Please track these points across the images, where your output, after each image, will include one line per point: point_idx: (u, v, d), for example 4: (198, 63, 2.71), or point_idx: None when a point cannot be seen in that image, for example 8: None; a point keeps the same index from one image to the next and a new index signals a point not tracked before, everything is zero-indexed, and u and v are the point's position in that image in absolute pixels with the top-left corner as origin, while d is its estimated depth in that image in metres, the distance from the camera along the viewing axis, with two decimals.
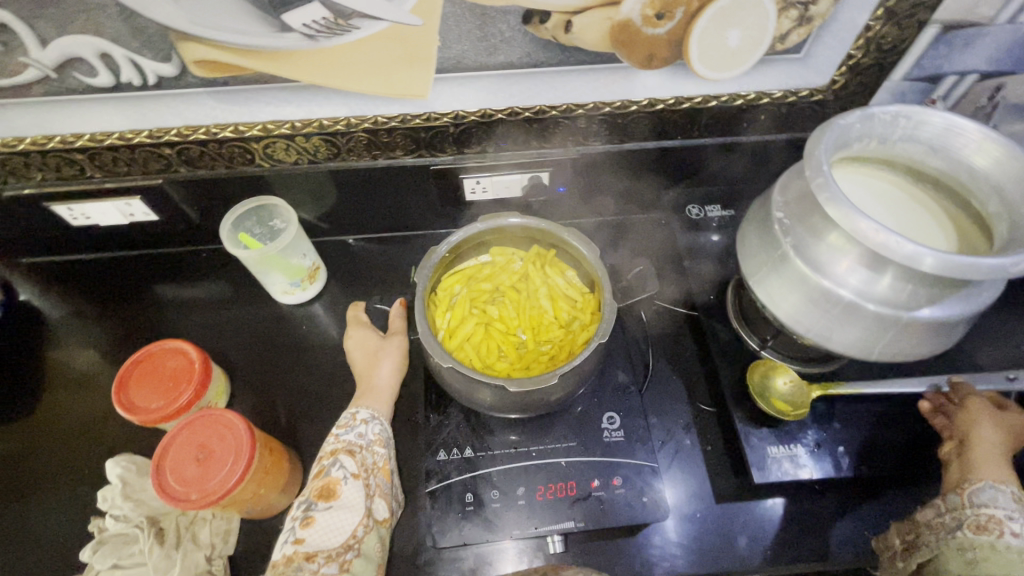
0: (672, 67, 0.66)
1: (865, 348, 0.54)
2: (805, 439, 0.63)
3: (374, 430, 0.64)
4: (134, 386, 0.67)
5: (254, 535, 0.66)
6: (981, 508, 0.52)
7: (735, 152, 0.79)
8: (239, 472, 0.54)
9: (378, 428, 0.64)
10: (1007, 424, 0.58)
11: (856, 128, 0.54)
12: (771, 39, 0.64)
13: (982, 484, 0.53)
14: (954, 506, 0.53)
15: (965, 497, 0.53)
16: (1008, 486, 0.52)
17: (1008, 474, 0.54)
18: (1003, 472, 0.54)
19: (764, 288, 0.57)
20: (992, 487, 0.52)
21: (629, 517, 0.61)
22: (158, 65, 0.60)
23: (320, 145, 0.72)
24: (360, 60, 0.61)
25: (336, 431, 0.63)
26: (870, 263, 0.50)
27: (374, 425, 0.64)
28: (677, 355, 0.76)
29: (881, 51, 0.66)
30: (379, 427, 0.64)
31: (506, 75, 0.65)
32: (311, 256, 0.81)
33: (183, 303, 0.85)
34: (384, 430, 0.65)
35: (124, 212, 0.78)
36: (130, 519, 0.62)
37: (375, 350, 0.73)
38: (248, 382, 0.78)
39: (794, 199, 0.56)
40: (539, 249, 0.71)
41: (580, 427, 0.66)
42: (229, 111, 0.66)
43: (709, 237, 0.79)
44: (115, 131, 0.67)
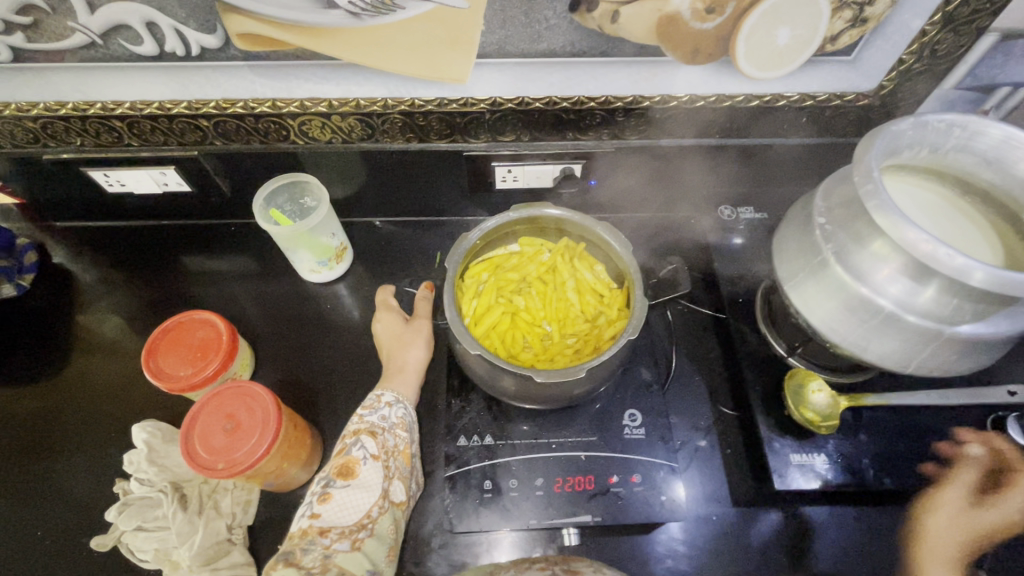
0: (717, 63, 0.65)
1: (902, 361, 0.53)
2: (829, 449, 0.62)
3: (397, 414, 0.64)
4: (163, 353, 0.68)
5: (272, 507, 0.67)
6: None
7: (772, 154, 0.78)
8: (266, 446, 0.55)
9: (401, 411, 0.65)
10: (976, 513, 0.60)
11: (907, 135, 0.53)
12: (821, 39, 0.62)
13: None
14: None
15: None
16: None
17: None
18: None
19: (799, 293, 0.57)
20: None
21: (646, 514, 0.61)
22: (201, 36, 0.60)
23: (356, 125, 0.72)
24: (402, 40, 0.61)
25: (360, 412, 0.63)
26: (914, 275, 0.49)
27: (397, 409, 0.65)
28: (700, 356, 0.75)
29: (934, 57, 0.65)
30: (403, 410, 0.65)
31: (547, 63, 0.64)
32: (339, 237, 0.81)
33: (210, 275, 0.86)
34: (407, 414, 0.65)
35: (158, 181, 0.79)
36: (154, 483, 0.64)
37: (400, 334, 0.73)
38: (271, 357, 0.79)
39: (838, 205, 0.55)
40: (568, 241, 0.70)
41: (601, 422, 0.66)
42: (268, 85, 0.66)
43: (740, 239, 0.77)
44: (155, 100, 0.68)
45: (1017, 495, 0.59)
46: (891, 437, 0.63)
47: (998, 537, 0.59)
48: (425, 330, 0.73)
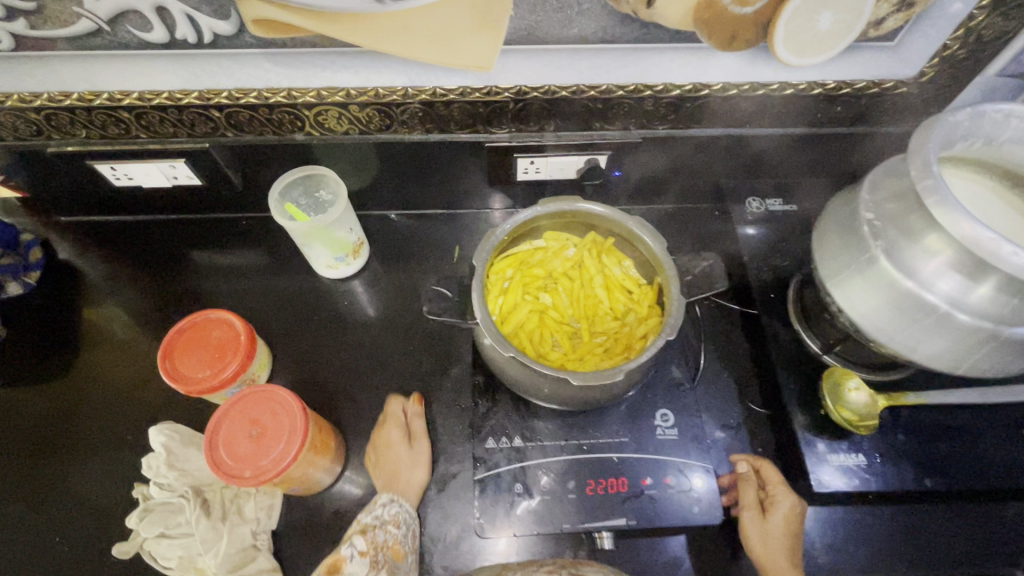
0: (753, 50, 0.62)
1: (953, 361, 0.51)
2: (865, 450, 0.61)
3: (390, 511, 0.59)
4: (179, 354, 0.66)
5: (297, 511, 0.65)
6: None
7: (803, 144, 0.75)
8: (293, 452, 0.54)
9: (396, 509, 0.60)
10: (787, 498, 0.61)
11: (963, 126, 0.51)
12: (865, 24, 0.59)
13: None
14: None
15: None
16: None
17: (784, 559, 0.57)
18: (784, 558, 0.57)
19: (844, 292, 0.55)
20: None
21: (682, 516, 0.60)
22: (214, 22, 0.57)
23: (374, 115, 0.69)
24: (426, 26, 0.58)
25: (360, 514, 0.60)
26: (974, 273, 0.47)
27: (392, 507, 0.60)
28: (728, 353, 0.74)
29: (980, 43, 0.62)
30: (397, 508, 0.60)
31: (577, 50, 0.61)
32: (356, 232, 0.78)
33: (222, 270, 0.84)
34: (403, 513, 0.60)
35: (167, 175, 0.76)
36: (174, 489, 0.62)
37: (395, 455, 0.65)
38: (288, 356, 0.76)
39: (887, 199, 0.53)
40: (596, 236, 0.68)
41: (632, 422, 0.65)
42: (282, 74, 0.63)
43: (769, 231, 0.75)
44: (164, 90, 0.64)
45: (784, 491, 0.61)
46: (928, 436, 0.62)
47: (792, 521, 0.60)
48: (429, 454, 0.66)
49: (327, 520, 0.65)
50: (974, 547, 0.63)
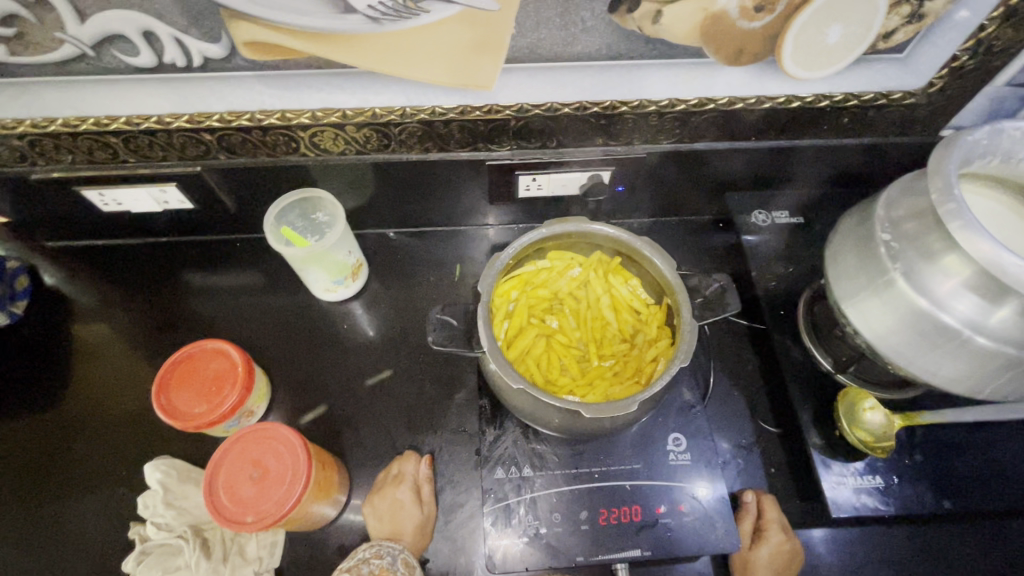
0: (761, 64, 0.60)
1: (975, 386, 0.50)
2: (883, 471, 0.60)
3: (369, 550, 0.58)
4: (175, 388, 0.64)
5: (300, 547, 0.63)
6: None
7: (810, 156, 0.74)
8: (296, 493, 0.54)
9: (373, 546, 0.59)
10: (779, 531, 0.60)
11: (982, 144, 0.50)
12: (875, 37, 0.58)
13: None
14: None
15: None
16: None
17: None
18: None
19: (860, 315, 0.53)
20: None
21: (698, 545, 0.59)
22: (204, 45, 0.55)
23: (371, 135, 0.67)
24: (424, 47, 0.56)
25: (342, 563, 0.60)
26: (997, 299, 0.46)
27: (371, 547, 0.59)
28: (737, 370, 0.73)
29: (990, 53, 0.60)
30: (374, 545, 0.59)
31: (579, 67, 0.60)
32: (355, 253, 0.76)
33: (216, 294, 0.81)
34: (384, 545, 0.58)
35: (158, 199, 0.74)
36: (172, 528, 0.61)
37: (401, 515, 0.61)
38: (286, 382, 0.74)
39: (905, 219, 0.51)
40: (602, 255, 0.66)
41: (644, 448, 0.63)
42: (276, 96, 0.61)
43: (776, 245, 0.74)
44: (153, 114, 0.62)
45: (777, 527, 0.60)
46: (944, 455, 0.61)
47: (782, 554, 0.59)
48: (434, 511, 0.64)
49: (332, 555, 0.63)
50: (995, 567, 0.61)
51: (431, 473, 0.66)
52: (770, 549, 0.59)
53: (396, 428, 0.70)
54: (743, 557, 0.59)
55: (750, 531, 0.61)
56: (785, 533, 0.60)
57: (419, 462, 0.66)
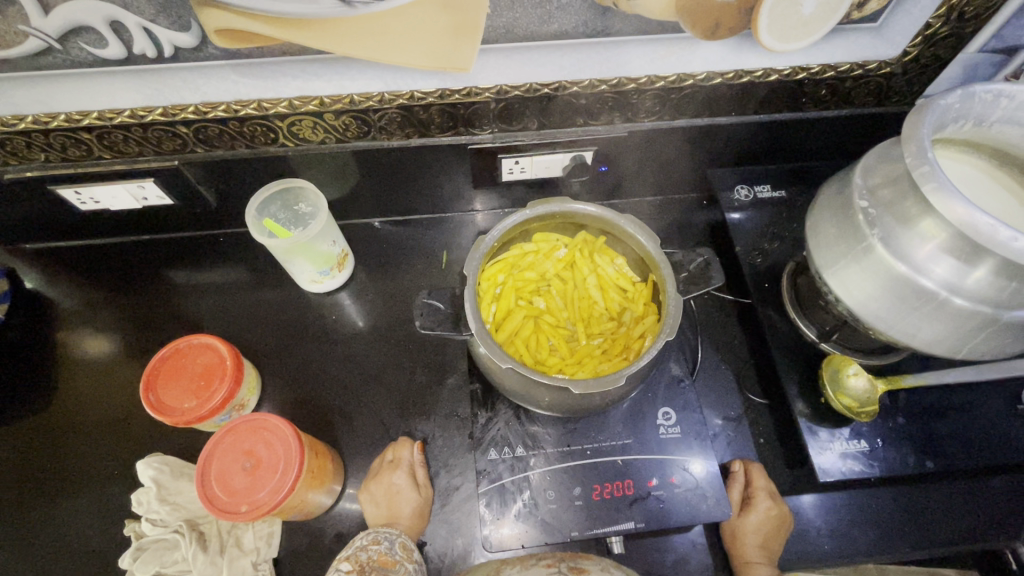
0: (737, 37, 0.60)
1: (952, 346, 0.51)
2: (868, 435, 0.61)
3: (367, 537, 0.59)
4: (163, 385, 0.63)
5: (298, 537, 0.64)
6: None
7: (789, 129, 0.74)
8: (290, 481, 0.54)
9: (369, 535, 0.59)
10: (769, 501, 0.61)
11: (954, 109, 0.50)
12: (848, 6, 0.58)
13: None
14: None
15: None
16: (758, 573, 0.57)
17: (760, 556, 0.59)
18: (759, 553, 0.59)
19: (841, 282, 0.54)
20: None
21: (690, 515, 0.60)
22: (174, 34, 0.54)
23: (350, 123, 0.67)
24: (400, 29, 0.55)
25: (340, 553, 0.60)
26: (969, 258, 0.46)
27: (368, 536, 0.59)
28: (724, 344, 0.74)
29: (961, 20, 0.60)
30: (371, 534, 0.59)
31: (557, 46, 0.59)
32: (340, 244, 0.76)
33: (201, 290, 0.81)
34: (381, 532, 0.59)
35: (136, 195, 0.73)
36: (168, 524, 0.61)
37: (395, 502, 0.61)
38: (276, 375, 0.74)
39: (882, 185, 0.52)
40: (586, 236, 0.66)
41: (634, 423, 0.64)
42: (252, 85, 0.60)
43: (758, 218, 0.75)
44: (125, 108, 0.61)
45: (767, 496, 0.62)
46: (927, 418, 0.63)
47: (773, 520, 0.60)
48: (429, 494, 0.64)
49: (331, 542, 0.64)
50: (979, 525, 0.63)
51: (423, 457, 0.66)
52: (762, 519, 0.60)
53: (389, 416, 0.70)
54: (733, 525, 0.61)
55: (739, 499, 0.62)
56: (774, 500, 0.61)
57: (410, 450, 0.66)
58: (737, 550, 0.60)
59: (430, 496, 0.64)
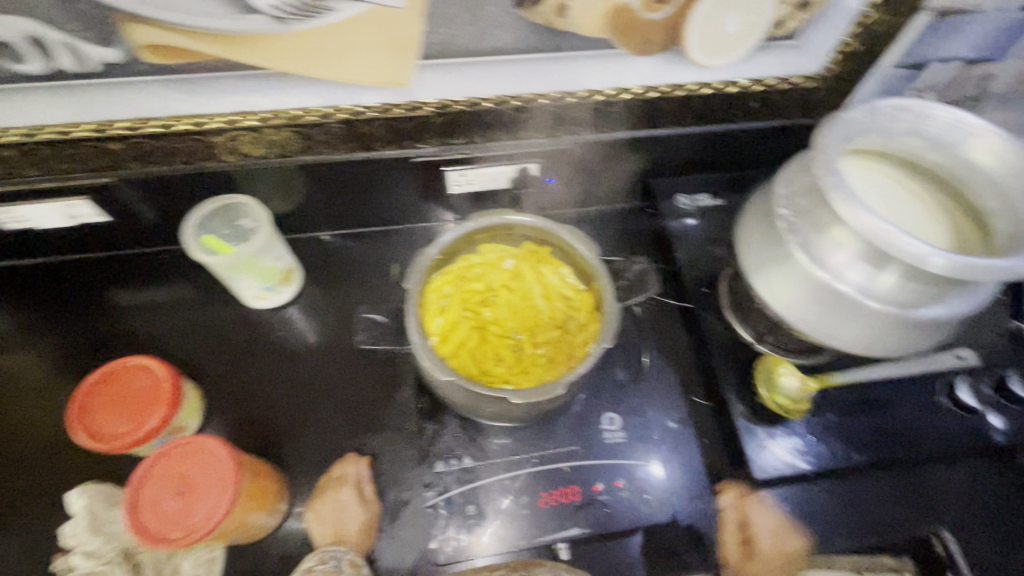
0: (667, 53, 0.63)
1: (868, 345, 0.54)
2: (799, 431, 0.64)
3: (316, 558, 0.58)
4: (96, 410, 0.61)
5: (241, 561, 0.62)
6: None
7: (725, 141, 0.77)
8: (225, 505, 0.53)
9: (315, 558, 0.58)
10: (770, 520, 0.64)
11: (861, 123, 0.54)
12: (768, 26, 0.62)
13: None
14: None
15: None
16: None
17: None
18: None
19: (768, 286, 0.56)
20: None
21: (632, 517, 0.62)
22: (100, 50, 0.53)
23: (292, 137, 0.66)
24: (336, 45, 0.56)
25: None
26: (874, 261, 0.50)
27: (315, 559, 0.58)
28: (671, 348, 0.75)
29: (873, 38, 0.65)
30: (320, 556, 0.58)
31: (494, 61, 0.61)
32: (286, 258, 0.76)
33: (140, 310, 0.78)
34: (330, 553, 0.58)
35: (68, 214, 0.70)
36: (102, 555, 0.59)
37: (343, 521, 0.63)
38: (220, 395, 0.72)
39: (800, 194, 0.55)
40: (532, 246, 0.69)
41: (580, 429, 0.66)
42: (187, 101, 0.60)
43: (698, 225, 0.77)
44: (53, 124, 0.59)
45: (765, 515, 0.64)
46: (854, 412, 0.66)
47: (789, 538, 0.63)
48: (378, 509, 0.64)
49: (276, 564, 0.63)
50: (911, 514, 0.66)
51: (372, 473, 0.67)
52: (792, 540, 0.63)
53: (337, 432, 0.70)
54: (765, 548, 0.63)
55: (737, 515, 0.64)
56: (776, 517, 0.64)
57: (359, 467, 0.66)
58: (753, 570, 0.62)
59: (379, 511, 0.64)
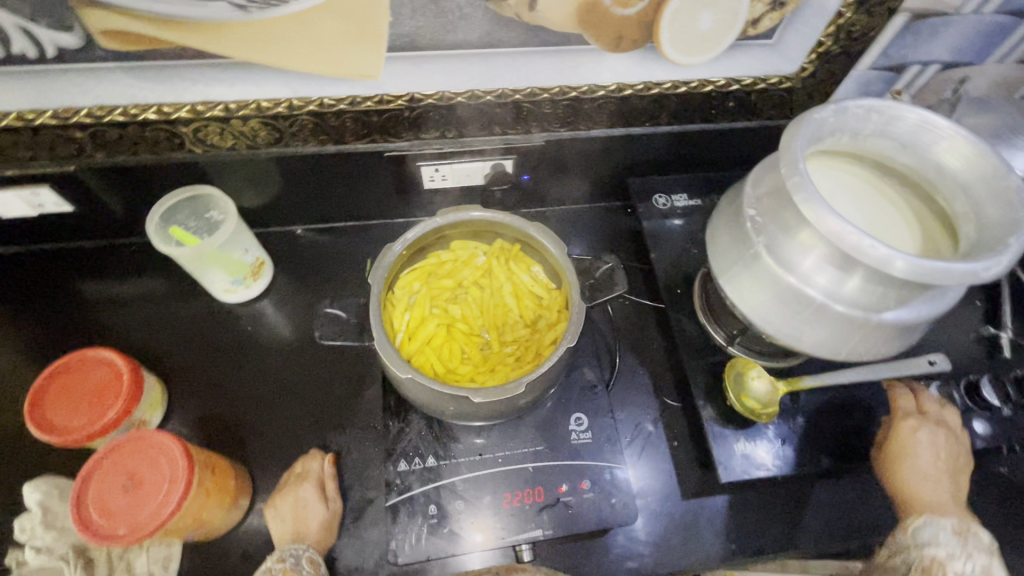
0: (642, 50, 0.62)
1: (833, 348, 0.53)
2: (768, 434, 0.64)
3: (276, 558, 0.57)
4: (52, 403, 0.60)
5: (198, 559, 0.61)
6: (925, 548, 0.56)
7: (703, 140, 0.76)
8: (173, 503, 0.52)
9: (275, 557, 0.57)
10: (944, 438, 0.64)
11: (829, 123, 0.53)
12: (743, 23, 0.61)
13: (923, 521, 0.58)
14: (902, 547, 0.58)
15: (910, 536, 0.58)
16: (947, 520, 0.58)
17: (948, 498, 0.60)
18: (944, 493, 0.61)
19: (735, 287, 0.56)
20: (931, 524, 0.58)
21: (598, 520, 0.61)
22: (56, 35, 0.52)
23: (260, 128, 0.65)
24: (300, 35, 0.55)
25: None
26: (839, 263, 0.49)
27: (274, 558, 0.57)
28: (644, 349, 0.74)
29: (850, 39, 0.64)
30: (279, 556, 0.57)
31: (464, 55, 0.60)
32: (254, 251, 0.74)
33: (107, 303, 0.77)
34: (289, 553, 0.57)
35: (31, 202, 0.69)
36: (54, 551, 0.58)
37: (305, 517, 0.60)
38: (186, 389, 0.71)
39: (767, 195, 0.54)
40: (502, 244, 0.67)
41: (547, 429, 0.65)
42: (150, 89, 0.58)
43: (675, 225, 0.76)
44: (11, 111, 0.58)
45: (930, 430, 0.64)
46: (824, 416, 0.65)
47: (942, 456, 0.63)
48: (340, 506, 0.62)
49: (235, 562, 0.62)
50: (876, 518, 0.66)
51: (335, 469, 0.65)
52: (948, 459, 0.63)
53: (303, 428, 0.69)
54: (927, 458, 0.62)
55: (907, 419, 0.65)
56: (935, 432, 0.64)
57: (321, 464, 0.64)
58: (943, 479, 0.62)
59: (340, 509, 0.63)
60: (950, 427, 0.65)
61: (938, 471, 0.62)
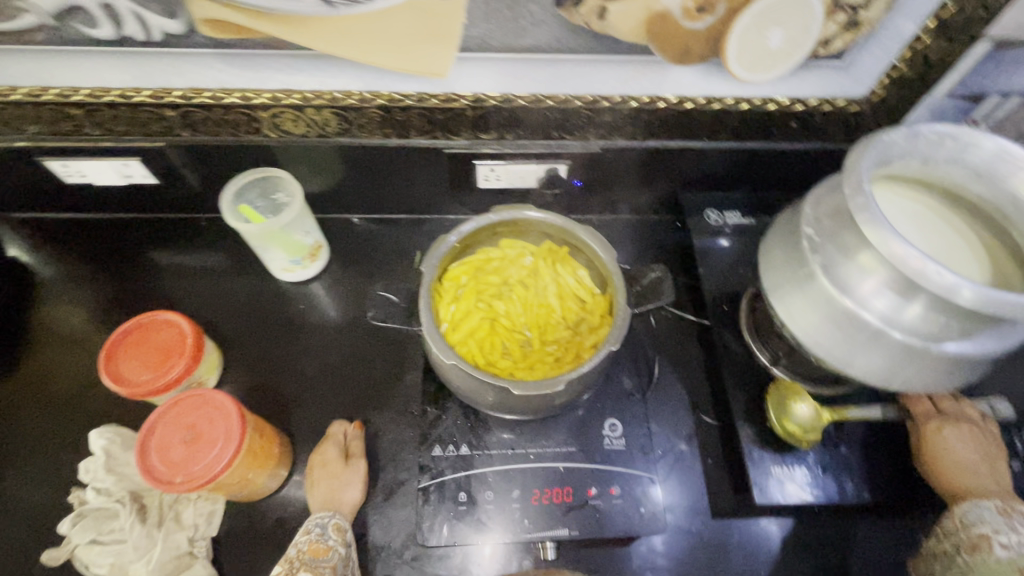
0: (706, 64, 0.62)
1: (885, 376, 0.52)
2: (807, 461, 0.62)
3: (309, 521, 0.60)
4: (123, 356, 0.65)
5: (239, 518, 0.65)
6: (972, 527, 0.53)
7: (761, 159, 0.75)
8: (227, 457, 0.56)
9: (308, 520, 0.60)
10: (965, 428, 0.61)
11: (898, 146, 0.53)
12: (813, 43, 0.60)
13: (969, 506, 0.54)
14: (949, 531, 0.54)
15: (956, 519, 0.54)
16: (991, 501, 0.54)
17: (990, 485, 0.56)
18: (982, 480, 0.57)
19: (785, 305, 0.55)
20: (977, 506, 0.54)
21: (625, 526, 0.61)
22: (164, 21, 0.57)
23: (331, 118, 0.69)
24: (379, 32, 0.58)
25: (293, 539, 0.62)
26: (900, 289, 0.48)
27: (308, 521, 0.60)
28: (683, 363, 0.74)
29: (926, 65, 0.62)
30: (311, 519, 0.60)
31: (531, 59, 0.62)
32: (314, 234, 0.78)
33: (177, 272, 0.82)
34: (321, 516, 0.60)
35: (122, 172, 0.75)
36: (112, 494, 0.62)
37: (331, 475, 0.63)
38: (240, 358, 0.75)
39: (827, 214, 0.53)
40: (551, 245, 0.68)
41: (580, 432, 0.65)
42: (238, 75, 0.63)
43: (725, 242, 0.76)
44: (116, 88, 0.64)
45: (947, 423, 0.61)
46: (866, 448, 0.64)
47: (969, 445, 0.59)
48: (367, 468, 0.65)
49: (271, 526, 0.65)
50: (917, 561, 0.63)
51: (361, 432, 0.68)
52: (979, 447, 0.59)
53: (344, 406, 0.71)
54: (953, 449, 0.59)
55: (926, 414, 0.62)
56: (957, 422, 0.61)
57: (343, 426, 0.68)
58: (983, 469, 0.58)
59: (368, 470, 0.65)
60: (970, 419, 0.61)
61: (978, 458, 0.58)
